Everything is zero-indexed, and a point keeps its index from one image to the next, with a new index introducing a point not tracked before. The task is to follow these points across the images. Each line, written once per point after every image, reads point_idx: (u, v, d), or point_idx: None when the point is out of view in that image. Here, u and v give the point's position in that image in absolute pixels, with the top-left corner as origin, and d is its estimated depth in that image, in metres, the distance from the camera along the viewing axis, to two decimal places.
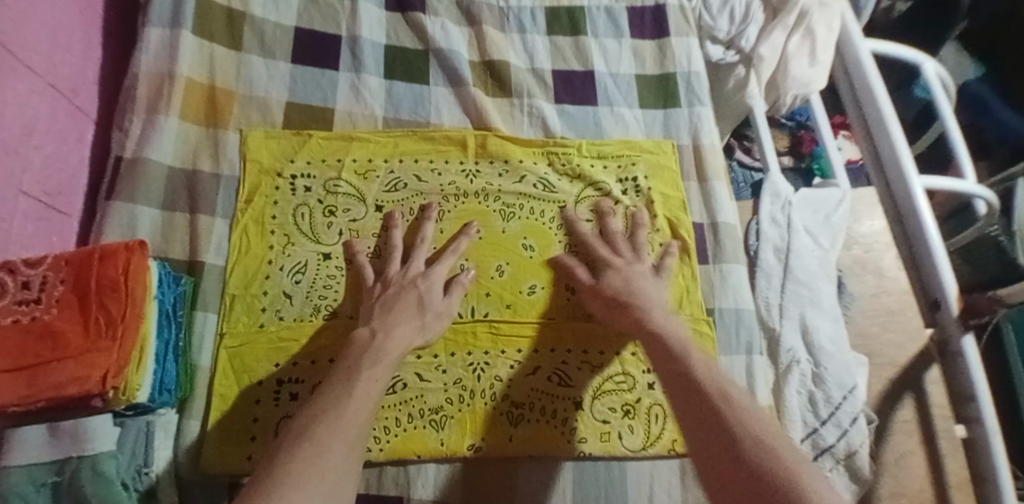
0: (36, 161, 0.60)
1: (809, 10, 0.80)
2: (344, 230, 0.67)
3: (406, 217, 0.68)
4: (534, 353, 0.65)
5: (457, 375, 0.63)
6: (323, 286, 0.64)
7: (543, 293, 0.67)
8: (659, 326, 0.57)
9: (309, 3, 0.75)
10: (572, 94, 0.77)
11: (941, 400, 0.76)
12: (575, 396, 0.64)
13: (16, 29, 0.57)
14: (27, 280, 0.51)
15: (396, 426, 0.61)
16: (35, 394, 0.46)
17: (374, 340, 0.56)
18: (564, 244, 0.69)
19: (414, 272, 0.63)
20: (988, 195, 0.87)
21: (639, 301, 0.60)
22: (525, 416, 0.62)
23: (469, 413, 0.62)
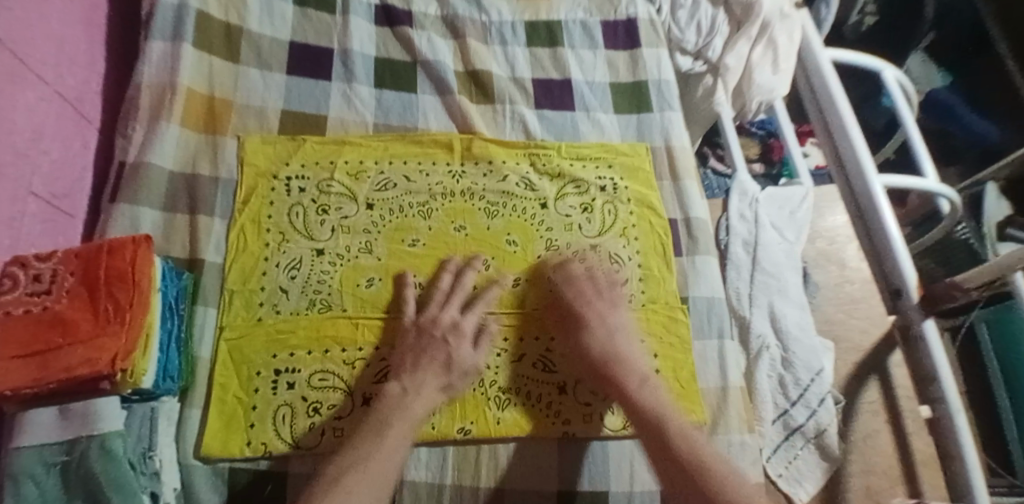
0: (45, 164, 0.63)
1: (771, 21, 0.85)
2: (336, 227, 0.71)
3: (396, 215, 0.72)
4: (519, 341, 0.68)
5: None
6: (317, 281, 0.68)
7: (527, 284, 0.71)
8: (640, 396, 0.62)
9: (302, 19, 0.80)
10: (551, 100, 0.83)
11: (905, 381, 0.80)
12: (559, 381, 0.67)
13: (26, 42, 0.61)
14: (39, 273, 0.54)
15: None
16: (47, 376, 0.49)
17: (404, 399, 0.60)
18: (546, 238, 0.74)
19: (448, 321, 0.66)
20: (948, 194, 0.96)
21: (628, 369, 0.64)
22: (510, 399, 0.66)
23: (458, 398, 0.65)
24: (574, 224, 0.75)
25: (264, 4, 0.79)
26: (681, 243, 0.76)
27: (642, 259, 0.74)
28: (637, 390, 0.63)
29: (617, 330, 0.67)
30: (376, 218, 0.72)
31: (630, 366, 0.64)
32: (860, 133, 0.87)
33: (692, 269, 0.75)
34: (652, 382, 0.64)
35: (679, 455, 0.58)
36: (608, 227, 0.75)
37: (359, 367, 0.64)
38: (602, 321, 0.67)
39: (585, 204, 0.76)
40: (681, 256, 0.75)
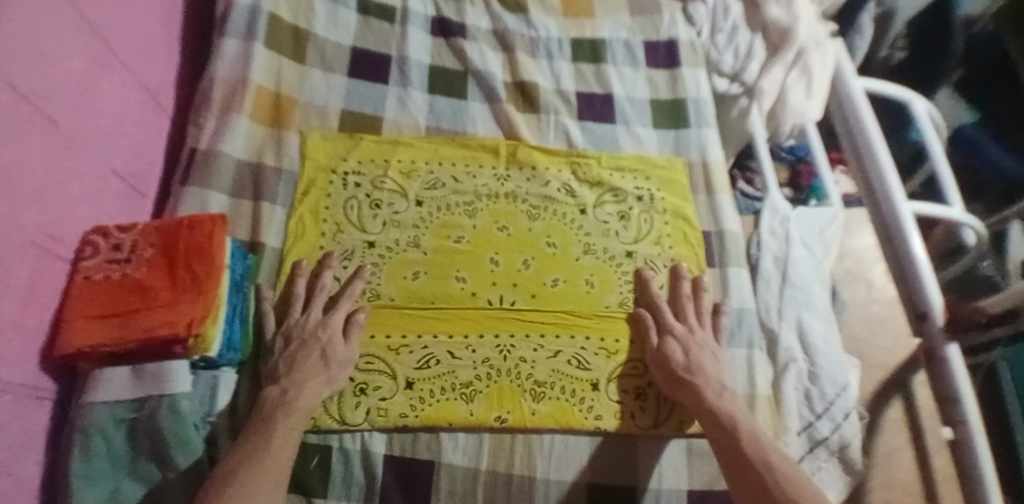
0: (124, 146, 0.68)
1: (806, 48, 0.91)
2: (387, 221, 0.75)
3: (444, 213, 0.76)
4: (556, 338, 0.71)
5: (485, 355, 0.69)
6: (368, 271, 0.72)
7: (565, 285, 0.74)
8: (714, 401, 0.64)
9: (364, 26, 0.86)
10: (593, 113, 0.87)
11: (929, 403, 0.82)
12: (593, 378, 0.70)
13: (113, 34, 0.66)
14: (119, 243, 0.59)
15: (429, 397, 0.67)
16: (128, 336, 0.54)
17: (286, 397, 0.60)
18: (584, 242, 0.77)
19: (314, 320, 0.66)
20: (974, 224, 0.98)
21: (702, 378, 0.65)
22: (546, 393, 0.68)
23: (496, 389, 0.68)
24: (611, 230, 0.78)
25: (329, 11, 0.85)
26: (714, 254, 0.79)
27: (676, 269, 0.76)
28: (712, 397, 0.64)
29: (701, 349, 0.68)
30: (425, 214, 0.76)
31: (708, 373, 0.66)
32: (890, 160, 0.90)
33: (722, 280, 0.77)
34: (729, 393, 0.65)
35: (746, 455, 0.59)
36: (643, 235, 0.78)
37: (402, 353, 0.68)
38: (685, 333, 0.69)
39: (622, 212, 0.79)
40: (714, 266, 0.78)
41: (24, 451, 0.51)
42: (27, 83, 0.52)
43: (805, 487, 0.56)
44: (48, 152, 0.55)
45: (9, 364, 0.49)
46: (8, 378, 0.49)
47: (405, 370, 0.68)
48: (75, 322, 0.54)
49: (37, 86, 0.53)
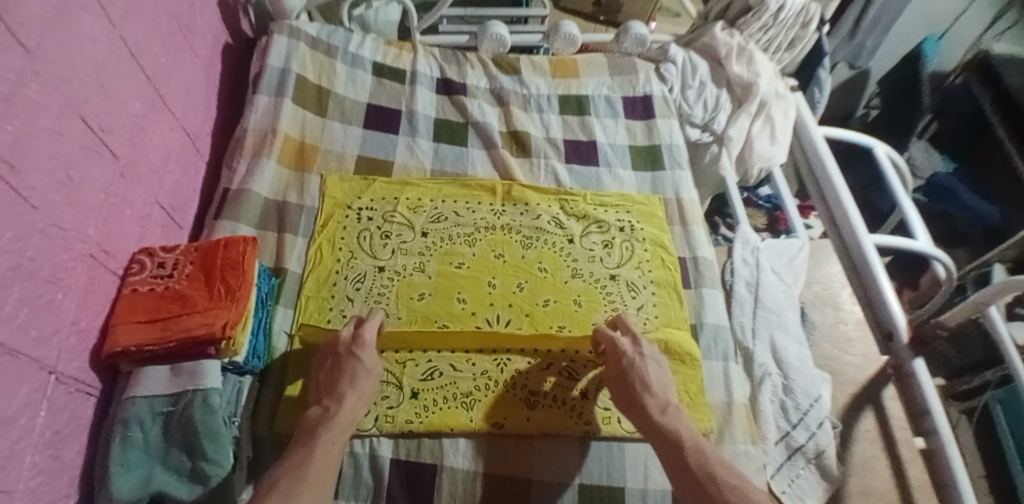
0: (168, 183, 0.79)
1: (767, 101, 1.03)
2: (395, 250, 0.84)
3: (446, 242, 0.85)
4: (546, 353, 0.78)
5: (484, 367, 0.76)
6: (378, 292, 0.80)
7: (555, 305, 0.82)
8: (660, 419, 0.68)
9: (378, 85, 0.98)
10: (579, 157, 0.98)
11: (900, 414, 0.89)
12: (580, 388, 0.76)
13: (163, 89, 0.78)
14: (163, 261, 0.68)
15: (433, 405, 0.73)
16: (170, 336, 0.62)
17: (327, 414, 0.65)
18: (572, 268, 0.85)
19: (348, 337, 0.71)
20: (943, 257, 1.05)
21: (651, 398, 0.70)
22: (539, 401, 0.74)
23: (494, 397, 0.74)
24: (596, 257, 0.86)
25: (349, 73, 0.98)
26: (690, 277, 0.87)
27: (656, 294, 0.84)
28: (656, 413, 0.69)
29: (648, 358, 0.73)
30: (429, 243, 0.85)
31: (654, 390, 0.70)
32: (852, 199, 1.00)
33: (700, 299, 0.86)
34: (674, 409, 0.69)
35: (691, 468, 0.63)
36: (625, 260, 0.87)
37: (408, 366, 0.75)
38: (633, 349, 0.73)
39: (606, 240, 0.88)
40: (691, 288, 0.87)
41: (69, 437, 0.58)
42: (93, 117, 0.63)
43: (747, 494, 0.60)
44: (109, 179, 0.65)
45: (64, 354, 0.57)
46: (62, 367, 0.57)
47: (410, 381, 0.74)
48: (121, 326, 0.62)
49: (101, 122, 0.64)
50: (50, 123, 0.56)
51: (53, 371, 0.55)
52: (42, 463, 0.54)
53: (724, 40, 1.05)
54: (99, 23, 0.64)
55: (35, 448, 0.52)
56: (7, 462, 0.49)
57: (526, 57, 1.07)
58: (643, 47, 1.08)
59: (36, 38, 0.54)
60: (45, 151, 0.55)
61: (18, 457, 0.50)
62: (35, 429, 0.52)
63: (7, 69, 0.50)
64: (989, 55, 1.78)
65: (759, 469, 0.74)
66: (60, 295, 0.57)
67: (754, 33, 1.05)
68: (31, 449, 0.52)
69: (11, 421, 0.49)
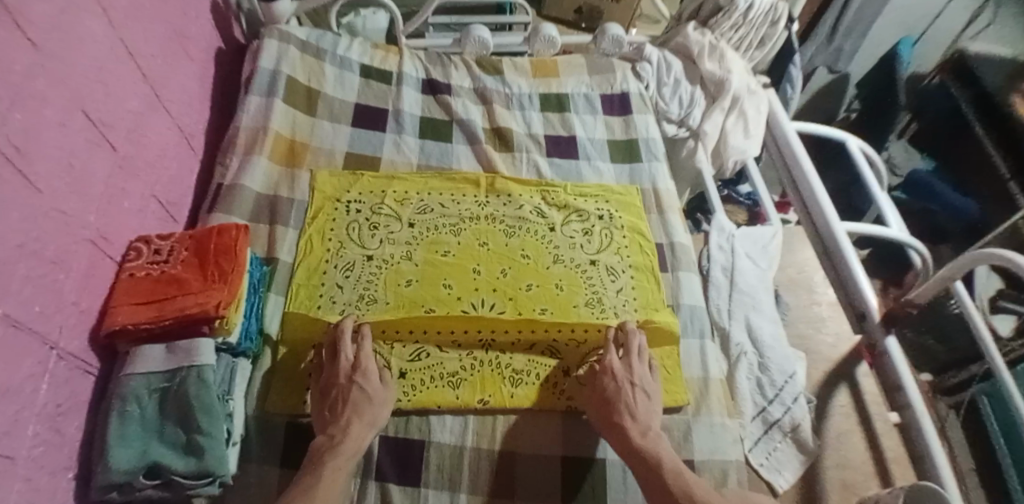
0: (164, 178, 0.82)
1: (740, 97, 1.08)
2: (383, 240, 0.87)
3: (432, 232, 0.88)
4: (530, 333, 0.80)
5: (469, 349, 0.79)
6: (367, 280, 0.83)
7: (538, 289, 0.84)
8: (640, 442, 0.69)
9: (366, 87, 1.02)
10: (560, 151, 1.02)
11: (874, 390, 0.92)
12: (564, 366, 0.79)
13: (159, 89, 0.82)
14: (159, 247, 0.71)
15: (421, 385, 0.75)
16: (165, 314, 0.65)
17: (333, 441, 0.66)
18: (554, 255, 0.88)
19: (349, 365, 0.71)
20: (917, 245, 1.08)
21: (632, 421, 0.70)
22: (523, 379, 0.77)
23: (480, 377, 0.77)
24: (576, 244, 0.90)
25: (337, 75, 1.02)
26: (667, 262, 0.91)
27: (635, 279, 0.87)
28: (636, 437, 0.69)
29: (637, 387, 0.73)
30: (416, 233, 0.88)
31: (637, 416, 0.71)
32: (824, 188, 1.04)
33: (676, 281, 0.89)
34: (654, 433, 0.70)
35: (670, 487, 0.64)
36: (604, 247, 0.90)
37: (396, 347, 0.77)
38: (623, 372, 0.74)
39: (586, 228, 0.92)
40: (668, 271, 0.90)
41: (69, 411, 0.60)
42: (95, 112, 0.66)
43: None
44: (109, 170, 0.69)
45: (66, 331, 0.60)
46: (63, 344, 0.60)
47: (399, 362, 0.77)
48: (119, 307, 0.65)
49: (102, 116, 0.68)
50: (55, 115, 0.59)
51: (55, 347, 0.58)
52: (44, 434, 0.56)
53: (697, 39, 1.09)
54: (100, 25, 0.68)
55: (37, 419, 0.55)
56: (11, 429, 0.51)
57: (508, 59, 1.11)
58: (620, 48, 1.13)
59: (42, 34, 0.58)
60: (50, 141, 0.58)
61: (21, 426, 0.53)
62: (37, 400, 0.55)
63: (15, 62, 0.54)
64: (964, 54, 1.84)
65: (736, 441, 0.76)
66: (63, 276, 0.60)
67: (726, 32, 1.10)
68: (34, 419, 0.55)
69: (15, 390, 0.52)
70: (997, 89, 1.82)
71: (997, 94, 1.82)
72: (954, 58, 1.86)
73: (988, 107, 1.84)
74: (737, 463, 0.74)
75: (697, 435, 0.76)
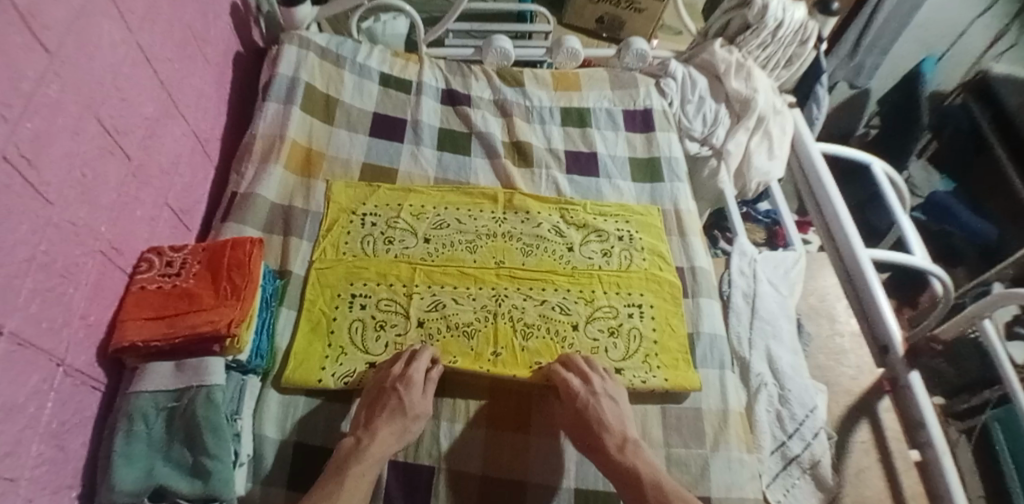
0: (177, 185, 0.80)
1: (765, 117, 1.05)
2: (398, 255, 0.85)
3: (448, 248, 0.86)
4: (544, 292, 0.83)
5: (483, 302, 0.81)
6: (385, 303, 0.79)
7: (558, 314, 0.81)
8: (618, 456, 0.67)
9: (385, 96, 1.01)
10: (579, 168, 1.00)
11: (895, 427, 0.90)
12: (574, 321, 0.81)
13: (176, 93, 0.80)
14: (171, 260, 0.70)
15: (437, 333, 0.78)
16: (175, 332, 0.63)
17: (359, 445, 0.65)
18: (571, 271, 0.85)
19: (398, 372, 0.71)
20: (940, 273, 1.04)
21: (608, 432, 0.69)
22: (533, 331, 0.79)
23: (493, 328, 0.79)
24: (594, 264, 0.87)
25: (356, 83, 1.00)
26: (686, 287, 0.89)
27: (651, 298, 0.84)
28: (613, 451, 0.68)
29: (603, 395, 0.72)
30: (432, 249, 0.86)
31: (611, 428, 0.70)
32: (849, 213, 1.01)
33: (696, 308, 0.87)
34: (632, 443, 0.69)
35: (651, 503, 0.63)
36: (623, 268, 0.88)
37: (413, 298, 0.80)
38: (586, 390, 0.71)
39: (605, 249, 0.89)
40: (688, 297, 0.88)
41: (74, 429, 0.59)
42: (109, 119, 0.65)
43: None
44: (122, 179, 0.67)
45: (73, 347, 0.59)
46: (70, 359, 0.58)
47: (416, 311, 0.79)
48: (128, 322, 0.63)
49: (116, 123, 0.66)
50: (68, 123, 0.58)
51: (61, 364, 0.57)
52: (48, 453, 0.55)
53: (723, 56, 1.07)
54: (117, 29, 0.66)
55: (41, 438, 0.54)
56: (14, 449, 0.50)
57: (530, 71, 1.09)
58: (644, 63, 1.12)
59: (57, 40, 0.56)
60: (62, 150, 0.57)
61: (25, 446, 0.51)
62: (41, 418, 0.53)
63: (28, 70, 0.52)
64: (987, 75, 1.80)
65: (754, 478, 0.74)
66: (72, 289, 0.58)
67: (753, 50, 1.07)
68: (38, 438, 0.53)
69: (18, 409, 0.50)
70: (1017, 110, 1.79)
71: (1017, 114, 1.79)
72: (976, 79, 1.83)
73: (1008, 130, 1.82)
74: (753, 501, 0.73)
75: (716, 470, 0.74)
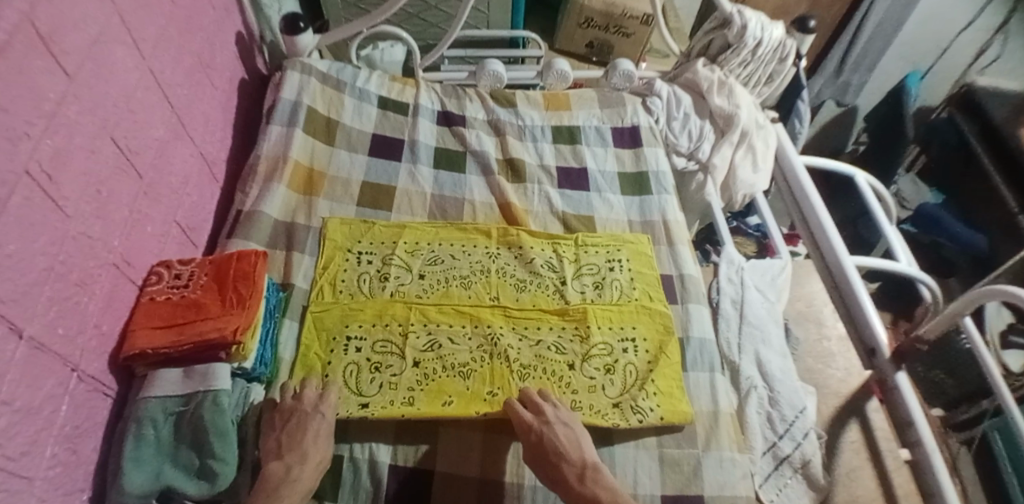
0: (185, 203, 0.84)
1: (748, 131, 1.09)
2: (394, 292, 0.85)
3: (442, 285, 0.87)
4: (538, 330, 0.83)
5: (479, 341, 0.81)
6: (381, 344, 0.79)
7: (555, 353, 0.81)
8: (579, 487, 0.67)
9: (383, 117, 1.06)
10: (571, 183, 1.04)
11: (885, 426, 0.92)
12: (570, 361, 0.81)
13: (184, 116, 0.85)
14: (179, 272, 0.73)
15: (432, 375, 0.78)
16: (184, 339, 0.67)
17: (289, 473, 0.64)
18: (565, 308, 0.85)
19: (312, 399, 0.71)
20: (928, 279, 1.06)
21: (567, 461, 0.69)
22: (530, 372, 0.79)
23: (490, 369, 0.79)
24: (587, 298, 0.88)
25: (356, 106, 1.05)
26: (675, 294, 0.92)
27: (643, 331, 0.85)
28: (574, 482, 0.68)
29: (556, 423, 0.72)
30: (427, 286, 0.87)
31: (570, 457, 0.69)
32: (833, 221, 1.05)
33: (686, 314, 0.90)
34: (592, 470, 0.68)
35: None
36: (614, 300, 0.88)
37: (409, 338, 0.80)
38: (539, 421, 0.71)
39: (596, 282, 0.90)
40: (677, 303, 0.91)
41: (86, 433, 0.61)
42: (123, 139, 0.69)
43: None
44: (134, 196, 0.71)
45: (87, 354, 0.61)
46: (84, 366, 0.61)
47: (411, 352, 0.79)
48: (139, 330, 0.66)
49: (130, 144, 0.71)
50: (86, 142, 0.62)
51: (75, 370, 0.59)
52: (61, 455, 0.57)
53: (706, 75, 1.12)
54: (131, 55, 0.71)
55: (55, 441, 0.56)
56: (31, 448, 0.53)
57: (522, 92, 1.14)
58: (630, 82, 1.16)
59: (76, 64, 0.61)
60: (79, 167, 0.61)
61: (40, 447, 0.54)
62: (56, 421, 0.56)
63: (49, 90, 0.56)
64: (971, 88, 1.86)
65: (745, 476, 0.76)
66: (86, 299, 0.61)
67: (734, 68, 1.12)
68: (52, 440, 0.56)
69: (35, 410, 0.53)
70: (1003, 122, 1.79)
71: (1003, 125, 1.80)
72: (961, 92, 1.89)
73: (995, 140, 1.82)
74: (746, 500, 0.74)
75: (705, 470, 0.75)
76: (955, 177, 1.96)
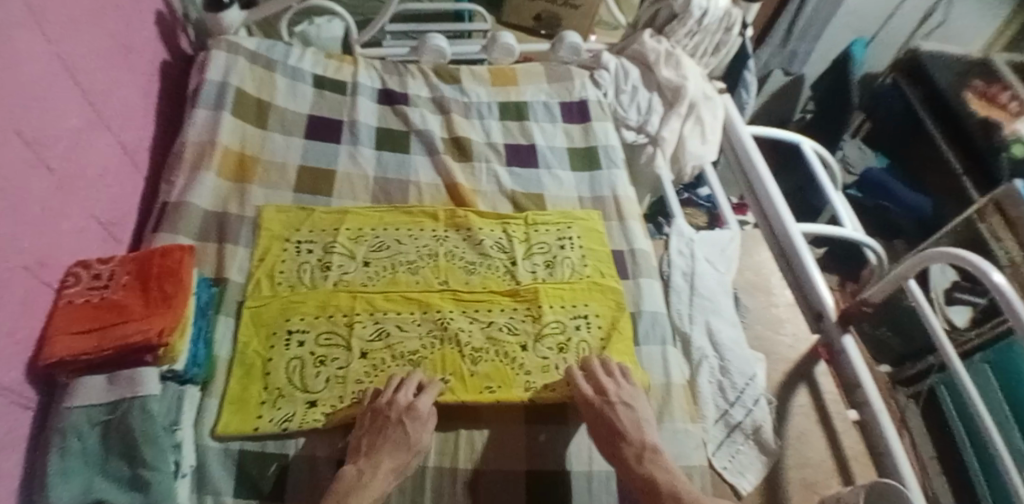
0: (105, 196, 0.78)
1: (696, 103, 1.09)
2: (338, 282, 0.82)
3: (389, 271, 0.84)
4: (489, 312, 0.81)
5: (428, 327, 0.79)
6: (326, 336, 0.76)
7: (508, 335, 0.79)
8: (637, 466, 0.68)
9: (320, 98, 1.00)
10: (519, 160, 1.02)
11: (833, 389, 0.95)
12: (522, 341, 0.79)
13: (100, 103, 0.78)
14: (98, 272, 0.68)
15: (381, 365, 0.75)
16: (104, 345, 0.62)
17: (362, 478, 0.63)
18: (516, 288, 0.84)
19: (402, 403, 0.69)
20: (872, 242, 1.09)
21: (630, 441, 0.70)
22: (482, 356, 0.77)
23: (441, 355, 0.77)
24: (538, 277, 0.87)
25: (289, 87, 1.00)
26: (626, 269, 0.91)
27: (596, 307, 0.84)
28: (633, 462, 0.68)
29: (618, 403, 0.72)
30: (372, 273, 0.83)
31: (629, 438, 0.70)
32: (780, 190, 1.06)
33: (638, 289, 0.89)
34: (650, 451, 0.69)
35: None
36: (566, 278, 0.87)
37: (355, 328, 0.77)
38: (602, 400, 0.72)
39: (547, 260, 0.89)
40: (629, 279, 0.90)
41: (2, 451, 0.57)
42: (31, 132, 0.63)
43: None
44: (46, 193, 0.65)
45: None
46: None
47: (358, 342, 0.76)
48: (57, 336, 0.61)
49: (40, 137, 0.64)
50: None
51: None
52: None
53: (653, 46, 1.12)
54: (36, 38, 0.64)
55: None
56: None
57: (466, 68, 1.11)
58: (578, 56, 1.15)
59: None
60: None
61: None
62: None
63: None
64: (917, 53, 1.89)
65: (699, 447, 0.76)
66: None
67: (681, 39, 1.11)
68: None
69: None
70: (947, 88, 1.86)
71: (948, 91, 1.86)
72: (908, 57, 1.92)
73: (941, 104, 1.89)
74: (701, 470, 0.75)
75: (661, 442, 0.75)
76: (898, 142, 2.03)
